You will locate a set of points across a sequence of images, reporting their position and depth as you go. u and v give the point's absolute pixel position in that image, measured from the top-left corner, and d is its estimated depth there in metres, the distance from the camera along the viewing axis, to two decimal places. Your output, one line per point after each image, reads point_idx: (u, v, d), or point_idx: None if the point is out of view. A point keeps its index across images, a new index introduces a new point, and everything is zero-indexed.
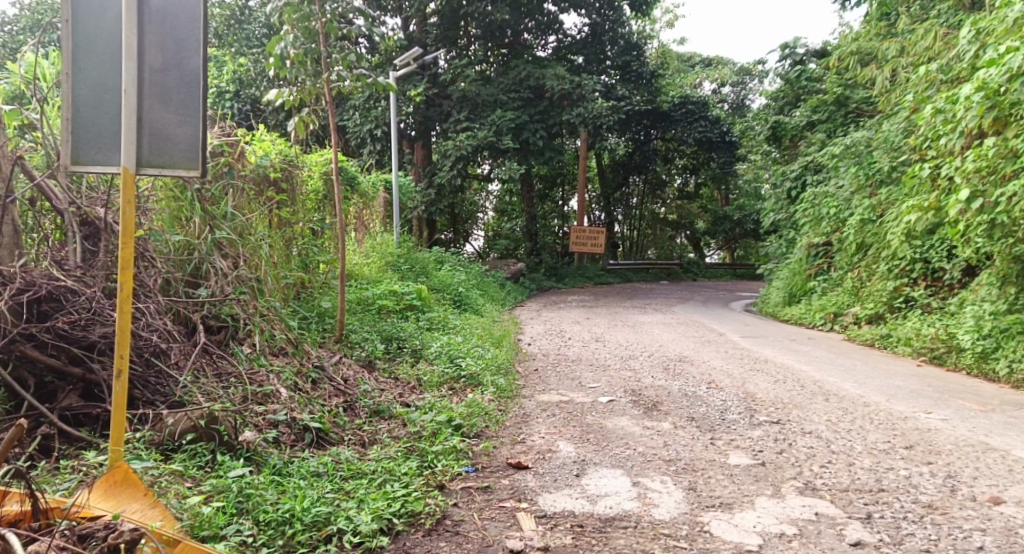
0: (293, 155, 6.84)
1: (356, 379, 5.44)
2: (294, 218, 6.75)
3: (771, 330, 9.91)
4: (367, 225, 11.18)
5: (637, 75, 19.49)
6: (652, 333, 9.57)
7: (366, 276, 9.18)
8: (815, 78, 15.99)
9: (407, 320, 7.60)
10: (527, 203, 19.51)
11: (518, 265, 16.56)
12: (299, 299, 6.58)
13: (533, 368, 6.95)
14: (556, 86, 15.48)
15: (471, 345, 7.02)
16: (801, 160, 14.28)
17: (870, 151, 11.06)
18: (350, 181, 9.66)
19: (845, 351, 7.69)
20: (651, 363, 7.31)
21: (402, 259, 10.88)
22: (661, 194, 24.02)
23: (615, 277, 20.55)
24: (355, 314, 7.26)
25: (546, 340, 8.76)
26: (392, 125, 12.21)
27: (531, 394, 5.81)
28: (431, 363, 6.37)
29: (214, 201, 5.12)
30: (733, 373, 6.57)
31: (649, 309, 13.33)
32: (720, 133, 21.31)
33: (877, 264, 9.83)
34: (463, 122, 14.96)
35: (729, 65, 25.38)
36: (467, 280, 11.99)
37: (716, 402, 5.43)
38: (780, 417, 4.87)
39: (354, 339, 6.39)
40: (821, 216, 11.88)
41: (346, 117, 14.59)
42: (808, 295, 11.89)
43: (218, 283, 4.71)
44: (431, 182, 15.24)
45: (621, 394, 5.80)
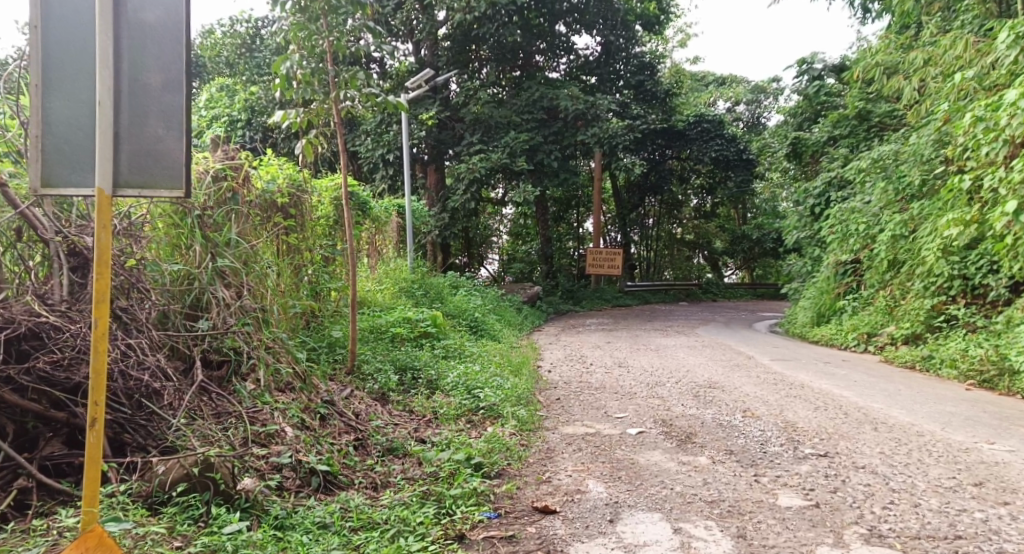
0: (303, 180, 6.58)
1: (368, 414, 5.11)
2: (303, 244, 6.47)
3: (802, 353, 9.51)
4: (380, 251, 10.90)
5: (651, 95, 19.25)
6: (676, 357, 9.17)
7: (379, 303, 8.88)
8: (834, 93, 15.69)
9: (421, 349, 7.29)
10: (542, 226, 19.21)
11: (534, 289, 16.22)
12: (308, 328, 6.28)
13: (556, 397, 6.59)
14: (570, 107, 15.27)
15: (489, 373, 6.67)
16: (825, 175, 13.92)
17: (898, 164, 10.74)
18: (361, 206, 9.40)
19: (886, 376, 7.33)
20: (679, 389, 6.93)
21: (416, 284, 10.59)
22: (678, 214, 23.65)
23: (634, 298, 20.16)
24: (366, 343, 6.94)
25: (567, 367, 8.39)
26: (404, 149, 11.96)
27: (554, 426, 5.45)
28: (447, 394, 6.03)
29: (217, 228, 4.78)
30: (769, 402, 6.19)
31: (671, 332, 12.94)
32: (737, 152, 20.97)
33: (912, 281, 9.65)
34: (477, 144, 14.73)
35: (743, 83, 25.15)
36: (483, 305, 11.67)
37: (756, 435, 5.04)
38: (828, 450, 4.53)
39: (367, 370, 6.08)
40: (848, 233, 11.57)
41: (358, 143, 14.41)
42: (838, 315, 11.48)
43: (220, 314, 4.41)
44: (445, 206, 14.98)
45: (651, 425, 5.43)
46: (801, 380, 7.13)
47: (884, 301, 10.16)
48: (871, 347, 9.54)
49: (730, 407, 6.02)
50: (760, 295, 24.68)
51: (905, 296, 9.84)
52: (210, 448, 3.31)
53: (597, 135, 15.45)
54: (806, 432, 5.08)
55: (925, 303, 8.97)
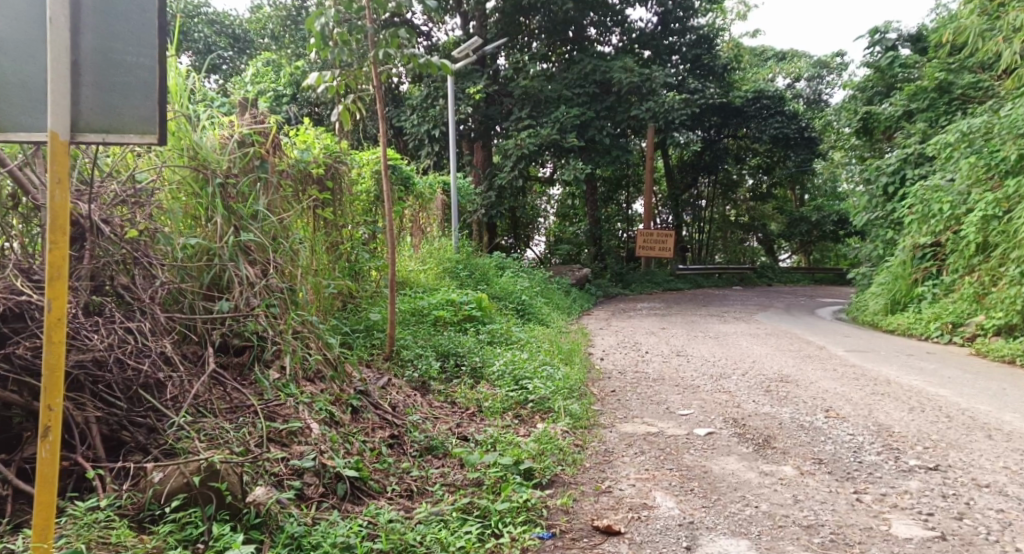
0: (342, 150, 6.05)
1: (405, 406, 4.59)
2: (341, 217, 5.97)
3: (880, 344, 8.80)
4: (423, 229, 10.40)
5: (710, 69, 18.38)
6: (739, 346, 8.48)
7: (421, 285, 8.40)
8: (910, 65, 14.70)
9: (466, 333, 6.78)
10: (591, 206, 18.54)
11: (583, 271, 15.59)
12: (342, 310, 5.80)
13: (611, 389, 6.02)
14: (624, 79, 14.53)
15: (538, 361, 6.14)
16: (900, 151, 12.94)
17: (991, 139, 10.06)
18: (406, 181, 8.88)
19: (983, 373, 6.85)
20: (748, 383, 6.29)
21: (461, 265, 10.09)
22: (732, 195, 22.68)
23: (686, 282, 19.36)
24: (407, 327, 6.46)
25: (620, 355, 7.80)
26: (451, 123, 11.34)
27: (610, 424, 4.87)
28: (493, 384, 5.52)
29: (241, 198, 4.24)
30: (853, 401, 5.53)
31: (728, 318, 12.20)
32: (799, 129, 19.94)
33: (1006, 266, 9.03)
34: (525, 119, 14.09)
35: (804, 57, 24.01)
36: (531, 287, 11.13)
37: (848, 444, 4.40)
38: (937, 463, 4.02)
39: (406, 356, 5.59)
40: (928, 214, 10.80)
41: (404, 118, 13.90)
42: (916, 303, 10.71)
43: (242, 295, 3.93)
44: (492, 184, 14.42)
45: (722, 425, 4.82)
46: (886, 378, 6.44)
47: (969, 287, 9.56)
48: (957, 338, 8.99)
49: (810, 407, 5.37)
50: (818, 280, 23.59)
51: (996, 283, 9.24)
52: (216, 453, 2.88)
53: (653, 109, 14.68)
54: (905, 441, 4.45)
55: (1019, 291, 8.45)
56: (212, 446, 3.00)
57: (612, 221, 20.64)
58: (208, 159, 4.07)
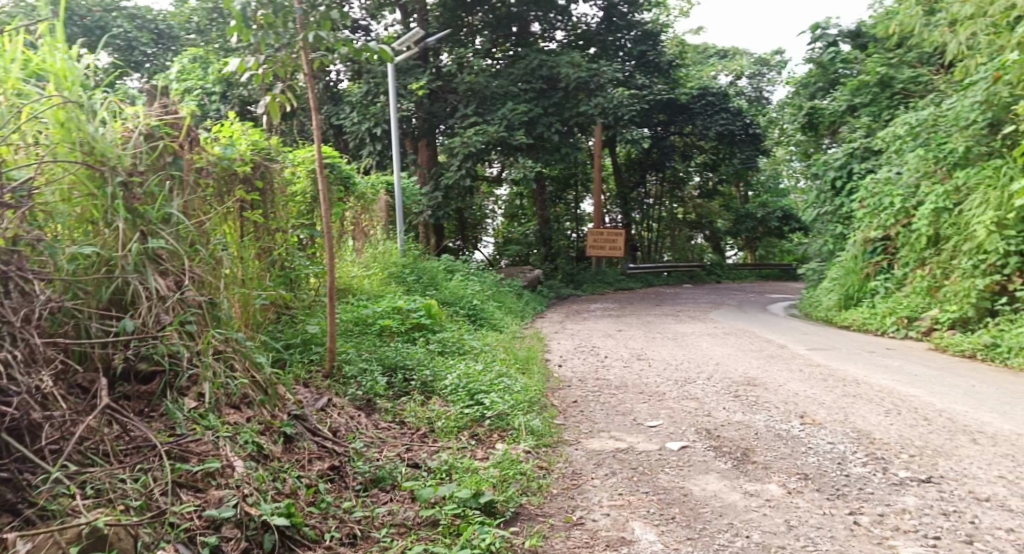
0: (272, 148, 5.49)
1: (347, 431, 4.10)
2: (271, 219, 5.41)
3: (839, 341, 8.64)
4: (367, 232, 9.84)
5: (655, 66, 18.30)
6: (700, 347, 8.20)
7: (366, 291, 7.90)
8: (851, 61, 14.74)
9: (415, 343, 6.29)
10: (540, 206, 18.19)
11: (534, 272, 15.20)
12: (275, 324, 5.26)
13: (573, 400, 5.61)
14: (571, 75, 14.18)
15: (494, 371, 5.70)
16: (846, 146, 12.91)
17: (937, 131, 10.06)
18: (346, 181, 8.32)
19: (947, 369, 6.70)
20: (715, 388, 5.97)
21: (407, 269, 9.59)
22: (679, 192, 22.40)
23: (637, 281, 19.16)
24: (350, 339, 5.94)
25: (578, 361, 7.41)
26: (393, 120, 10.79)
27: (575, 440, 4.47)
28: (446, 400, 5.06)
29: (148, 201, 3.67)
30: (826, 405, 5.25)
31: (683, 317, 11.97)
32: (743, 126, 20.00)
33: (958, 258, 8.96)
34: (471, 117, 13.61)
35: (745, 55, 24.16)
36: (482, 291, 10.68)
37: (831, 455, 4.07)
38: (929, 474, 3.72)
39: (349, 371, 5.09)
40: (878, 207, 10.73)
41: (344, 116, 13.29)
42: (869, 297, 10.60)
43: (151, 311, 3.39)
44: (438, 184, 13.92)
45: (695, 438, 4.46)
46: (853, 377, 6.21)
47: (920, 281, 9.48)
48: (912, 332, 8.88)
49: (783, 413, 5.06)
50: (764, 276, 23.72)
51: (948, 275, 9.16)
52: (104, 515, 2.52)
53: (602, 106, 14.38)
54: (889, 449, 4.16)
55: (972, 282, 8.39)
56: (98, 504, 2.62)
57: (561, 221, 20.32)
58: (108, 155, 3.54)
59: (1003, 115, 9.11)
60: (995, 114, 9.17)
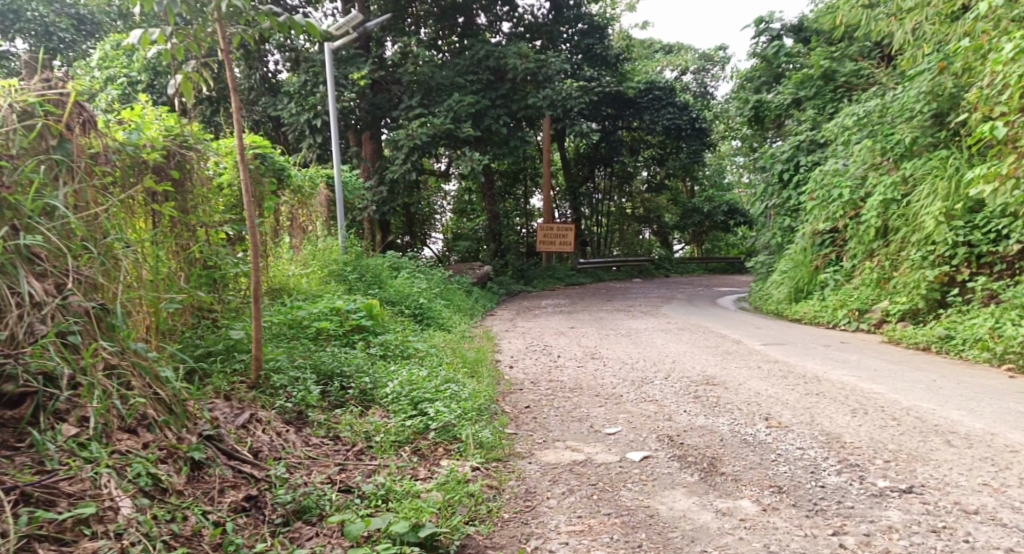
0: (191, 134, 4.97)
1: (271, 451, 3.62)
2: (189, 214, 4.91)
3: (794, 335, 8.45)
4: (305, 228, 9.30)
5: (603, 59, 18.15)
6: (655, 344, 7.93)
7: (306, 292, 7.53)
8: (794, 54, 14.73)
9: (354, 348, 5.82)
10: (488, 201, 17.77)
11: (484, 268, 14.77)
12: (192, 330, 4.76)
13: (525, 406, 5.25)
14: (519, 65, 13.80)
15: (440, 377, 5.27)
16: (793, 138, 12.77)
17: (885, 123, 9.97)
18: (278, 174, 7.75)
19: (904, 362, 6.50)
20: (672, 388, 5.66)
21: (349, 267, 9.11)
22: (628, 187, 22.16)
23: (587, 276, 18.92)
24: (281, 346, 5.45)
25: (530, 361, 7.04)
26: (331, 110, 10.23)
27: (528, 453, 4.10)
28: (387, 410, 4.65)
29: (23, 189, 3.21)
30: (789, 405, 4.97)
31: (636, 312, 11.71)
32: (690, 120, 19.89)
33: (907, 250, 8.84)
34: (417, 108, 13.10)
35: (690, 50, 24.14)
36: (429, 289, 10.25)
37: (803, 461, 3.78)
38: (909, 483, 3.43)
39: (277, 380, 4.61)
40: (828, 199, 10.63)
41: (281, 107, 12.69)
42: (819, 290, 10.42)
43: (22, 321, 2.97)
44: (383, 178, 13.41)
45: (657, 447, 4.11)
46: (812, 374, 5.97)
47: (869, 273, 9.34)
48: (864, 325, 8.73)
49: (746, 415, 4.76)
50: (711, 270, 23.77)
51: (897, 267, 9.01)
52: None
53: (551, 97, 14.09)
54: (861, 454, 3.86)
55: (922, 274, 8.21)
56: None
57: (511, 216, 19.94)
58: None
59: (947, 106, 9.05)
60: (939, 105, 9.08)
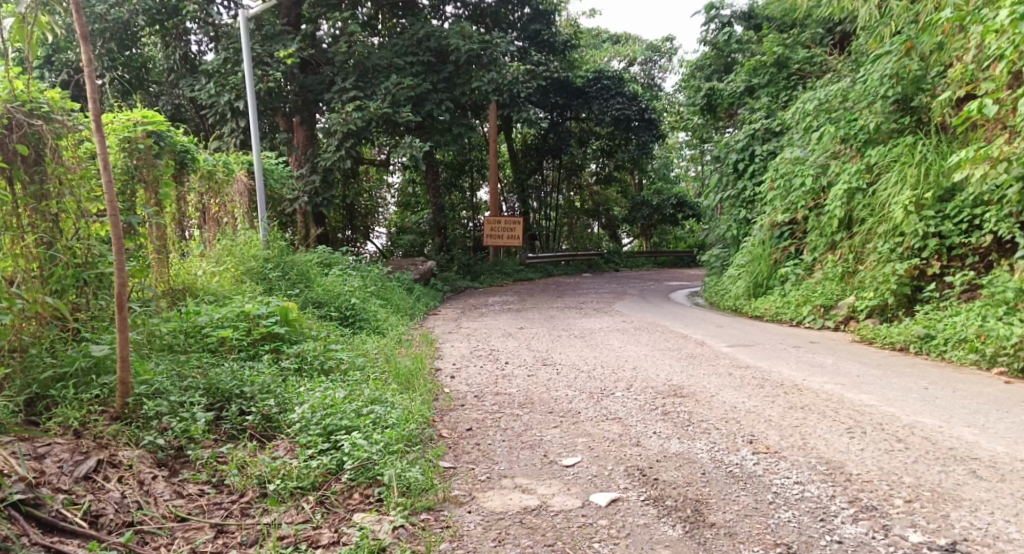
0: (49, 101, 4.30)
1: (119, 515, 2.95)
2: (47, 200, 4.18)
3: (758, 334, 7.79)
4: (218, 221, 8.32)
5: (550, 45, 17.45)
6: (611, 347, 7.18)
7: (215, 293, 6.63)
8: (746, 41, 14.21)
9: (259, 362, 4.91)
10: (432, 192, 16.54)
11: (427, 264, 13.85)
12: (41, 349, 3.93)
13: (465, 428, 4.44)
14: (462, 46, 12.92)
15: (363, 397, 4.37)
16: (747, 127, 12.06)
17: (848, 107, 9.32)
18: (177, 158, 6.76)
19: (886, 364, 5.82)
20: (636, 402, 4.92)
21: (271, 263, 8.15)
22: (576, 179, 21.37)
23: (536, 271, 18.11)
24: (165, 360, 4.54)
25: (474, 369, 6.21)
26: (249, 88, 9.15)
27: (468, 497, 3.32)
28: (293, 442, 3.81)
29: None
30: (773, 423, 4.23)
31: (587, 309, 10.98)
32: (640, 110, 19.24)
33: (873, 241, 8.23)
34: (350, 90, 12.06)
35: (637, 40, 23.64)
36: (363, 287, 9.34)
37: (806, 503, 3.04)
38: (949, 539, 2.77)
39: (150, 408, 3.76)
40: (787, 188, 10.02)
41: (198, 87, 11.61)
42: (779, 284, 9.81)
43: None
44: (315, 167, 12.42)
45: (626, 485, 3.35)
46: (790, 381, 5.25)
47: (833, 267, 8.74)
48: (829, 322, 8.12)
49: (726, 437, 4.02)
50: (660, 264, 23.25)
51: (862, 260, 8.42)
52: None
53: (495, 81, 13.22)
54: (875, 491, 3.12)
55: (891, 267, 7.59)
56: None
57: (456, 209, 19.03)
58: None
59: (911, 91, 8.41)
60: (903, 90, 8.43)
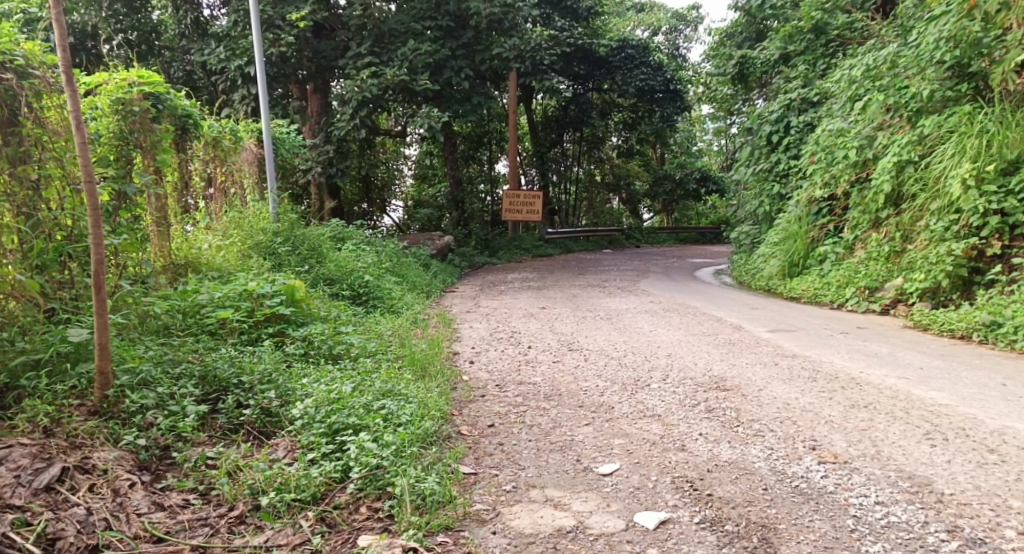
0: (25, 55, 3.75)
1: (83, 536, 2.57)
2: (26, 164, 3.72)
3: (799, 317, 7.26)
4: (226, 192, 7.86)
5: (573, 12, 16.94)
6: (642, 330, 6.68)
7: (220, 268, 6.17)
8: (780, 5, 13.39)
9: (261, 347, 4.46)
10: (449, 165, 16.02)
11: (445, 239, 13.36)
12: (13, 333, 3.49)
13: (488, 424, 3.97)
14: (483, 9, 12.31)
15: (374, 389, 3.91)
16: (783, 97, 11.34)
17: (898, 74, 8.67)
18: (178, 123, 6.28)
19: (949, 354, 5.29)
20: (675, 396, 4.43)
21: (281, 236, 7.66)
22: (598, 152, 20.72)
23: (555, 247, 17.60)
24: (155, 345, 4.09)
25: (496, 354, 5.74)
26: (256, 49, 8.61)
27: (493, 514, 2.90)
28: (294, 442, 3.37)
29: None
30: (837, 425, 3.73)
31: (611, 288, 10.47)
32: (665, 81, 18.47)
33: (922, 218, 7.64)
34: (366, 56, 11.53)
35: (662, 9, 22.86)
36: (377, 262, 8.87)
37: (896, 532, 2.66)
38: None
39: (133, 403, 3.32)
40: (829, 161, 9.31)
41: (208, 52, 11.13)
42: (816, 264, 9.21)
43: None
44: (329, 136, 11.91)
45: (676, 502, 2.93)
46: (846, 373, 4.74)
47: (877, 246, 8.16)
48: (874, 305, 7.58)
49: (785, 442, 3.52)
50: (682, 240, 22.63)
51: (911, 239, 7.83)
52: None
53: (517, 47, 12.75)
54: (977, 519, 2.71)
55: (946, 246, 7.03)
56: None
57: (474, 182, 18.46)
58: None
59: (970, 55, 7.70)
60: (960, 54, 7.72)
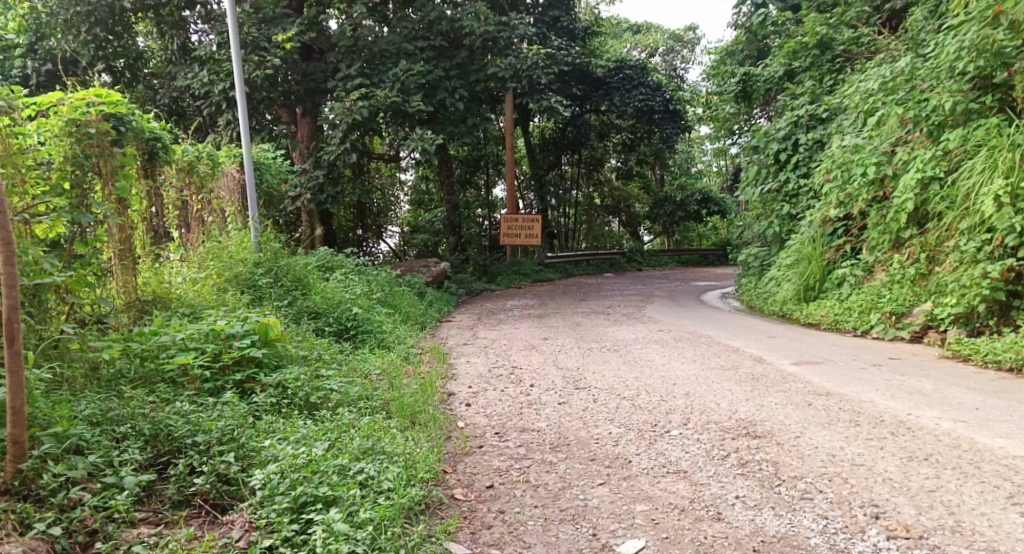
0: None
1: None
2: None
3: (822, 347, 6.71)
4: (205, 222, 7.32)
5: (569, 32, 16.55)
6: (655, 364, 6.10)
7: (192, 304, 5.62)
8: (782, 22, 12.88)
9: (224, 398, 3.89)
10: (446, 190, 15.47)
11: (442, 266, 12.81)
12: None
13: (488, 485, 3.39)
14: (478, 28, 11.86)
15: (352, 448, 3.34)
16: (790, 114, 10.82)
17: (917, 87, 8.18)
18: (146, 146, 5.78)
19: (1002, 390, 4.74)
20: (702, 447, 3.85)
21: (265, 266, 7.07)
22: (597, 174, 20.24)
23: (556, 272, 17.07)
24: (97, 399, 3.52)
25: (495, 394, 5.15)
26: (236, 68, 8.09)
27: None
28: (255, 520, 2.83)
29: None
30: (897, 484, 3.17)
31: (616, 315, 9.91)
32: (664, 101, 17.82)
33: (950, 238, 7.15)
34: (356, 78, 11.08)
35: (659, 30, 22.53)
36: (367, 292, 8.32)
37: None
38: None
39: (55, 477, 2.83)
40: (843, 178, 8.75)
41: (192, 75, 10.67)
42: (835, 288, 8.63)
43: None
44: (319, 161, 11.42)
45: None
46: (892, 416, 4.18)
47: (899, 267, 7.63)
48: (902, 332, 7.04)
49: (838, 508, 3.02)
50: (684, 262, 22.08)
51: (937, 260, 7.31)
52: None
53: (513, 67, 12.24)
54: None
55: (980, 268, 6.51)
56: None
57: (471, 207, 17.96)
58: None
59: (993, 66, 7.25)
60: (984, 64, 7.25)
